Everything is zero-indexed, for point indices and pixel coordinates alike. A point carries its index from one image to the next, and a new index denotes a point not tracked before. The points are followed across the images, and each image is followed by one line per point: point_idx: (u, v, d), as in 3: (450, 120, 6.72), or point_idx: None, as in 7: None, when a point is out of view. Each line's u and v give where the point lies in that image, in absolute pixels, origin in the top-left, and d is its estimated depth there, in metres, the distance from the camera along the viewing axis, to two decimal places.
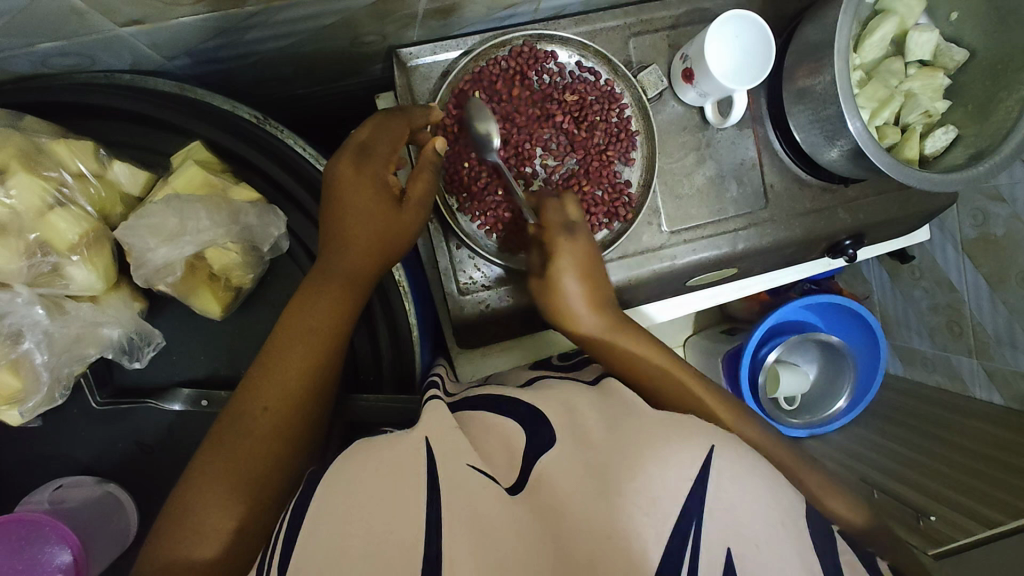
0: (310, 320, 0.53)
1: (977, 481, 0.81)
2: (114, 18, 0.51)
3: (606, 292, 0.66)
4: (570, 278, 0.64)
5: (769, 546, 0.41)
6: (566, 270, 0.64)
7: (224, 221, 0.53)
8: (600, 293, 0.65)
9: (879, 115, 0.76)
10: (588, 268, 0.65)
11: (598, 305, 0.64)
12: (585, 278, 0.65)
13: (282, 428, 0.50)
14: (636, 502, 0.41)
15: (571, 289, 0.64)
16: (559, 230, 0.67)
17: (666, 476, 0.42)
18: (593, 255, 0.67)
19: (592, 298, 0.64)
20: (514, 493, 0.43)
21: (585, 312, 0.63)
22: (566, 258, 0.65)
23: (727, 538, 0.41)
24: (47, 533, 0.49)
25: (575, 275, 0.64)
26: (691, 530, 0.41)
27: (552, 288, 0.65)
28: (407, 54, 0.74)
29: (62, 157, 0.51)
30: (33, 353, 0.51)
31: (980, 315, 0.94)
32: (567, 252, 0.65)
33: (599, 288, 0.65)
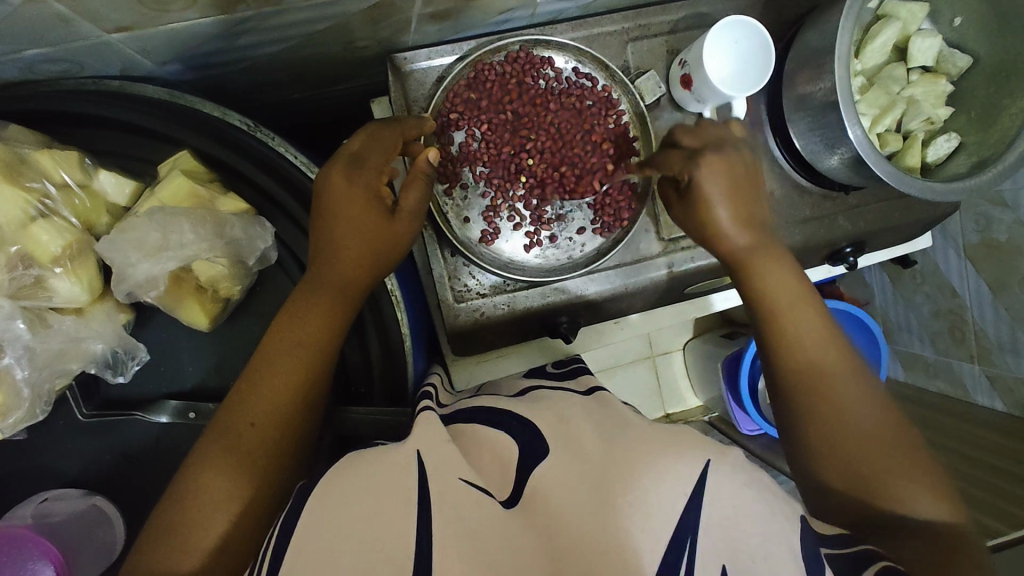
0: (299, 334, 0.53)
1: (979, 490, 0.80)
2: (100, 24, 0.50)
3: (755, 205, 0.63)
4: (719, 201, 0.62)
5: (764, 561, 0.40)
6: (713, 192, 0.61)
7: (210, 234, 0.53)
8: (745, 210, 0.62)
9: (880, 122, 0.75)
10: (735, 188, 0.62)
11: (746, 222, 0.62)
12: (734, 210, 0.62)
13: (269, 444, 0.50)
14: (632, 514, 0.40)
15: (717, 213, 0.62)
16: (689, 159, 0.63)
17: (662, 489, 0.42)
18: (736, 163, 0.63)
19: (741, 216, 0.62)
20: (508, 507, 0.42)
21: (732, 229, 0.62)
22: (714, 185, 0.61)
23: (722, 555, 0.40)
24: (30, 549, 0.49)
25: (725, 199, 0.62)
26: (687, 544, 0.40)
27: (693, 202, 0.63)
28: (402, 59, 0.73)
29: (46, 166, 0.50)
30: (13, 368, 0.50)
31: (983, 322, 0.93)
32: (708, 179, 0.61)
33: (745, 202, 0.63)
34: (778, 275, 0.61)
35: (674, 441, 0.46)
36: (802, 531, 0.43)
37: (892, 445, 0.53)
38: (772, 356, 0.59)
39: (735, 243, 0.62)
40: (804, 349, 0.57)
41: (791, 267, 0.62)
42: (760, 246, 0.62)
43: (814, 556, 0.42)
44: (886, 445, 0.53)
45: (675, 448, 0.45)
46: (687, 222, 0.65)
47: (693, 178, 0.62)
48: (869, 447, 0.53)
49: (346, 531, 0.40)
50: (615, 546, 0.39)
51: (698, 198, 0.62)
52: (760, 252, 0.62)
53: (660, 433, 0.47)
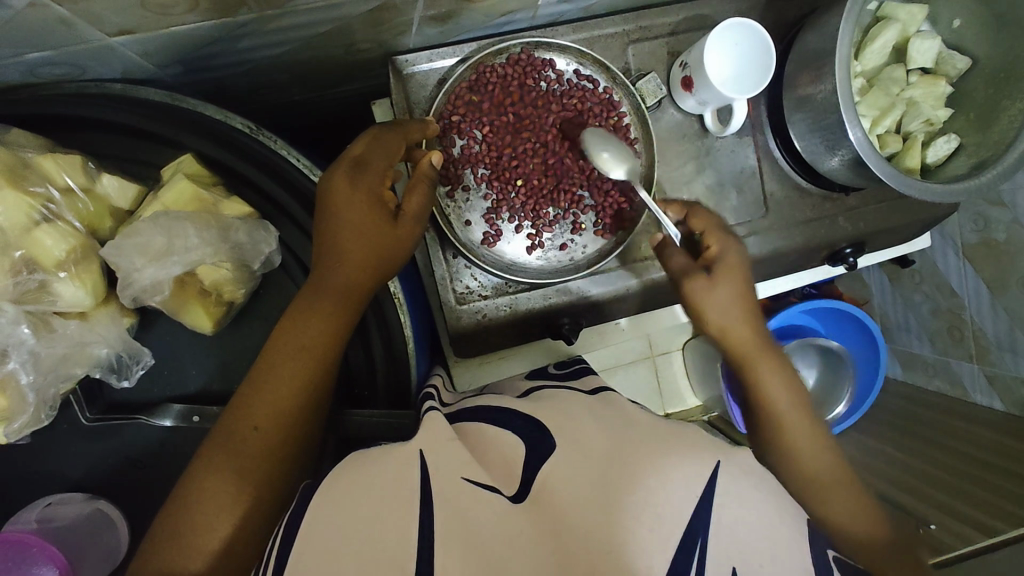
0: (303, 337, 0.53)
1: (979, 489, 0.80)
2: (103, 28, 0.50)
3: (755, 302, 0.66)
4: (727, 287, 0.64)
5: (773, 567, 0.40)
6: (725, 284, 0.64)
7: (214, 239, 0.53)
8: (750, 321, 0.65)
9: (880, 123, 0.76)
10: (746, 291, 0.66)
11: (748, 308, 0.65)
12: (740, 301, 0.65)
13: (273, 448, 0.50)
14: (639, 517, 0.40)
15: (724, 300, 0.64)
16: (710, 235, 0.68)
17: (669, 490, 0.42)
18: (748, 291, 0.66)
19: (744, 305, 0.65)
20: (517, 502, 0.42)
21: (737, 321, 0.64)
22: (731, 255, 0.66)
23: (732, 557, 0.40)
24: (35, 554, 0.49)
25: (733, 282, 0.65)
26: (696, 545, 0.40)
27: (700, 301, 0.65)
28: (403, 61, 0.73)
29: (49, 171, 0.50)
30: (18, 373, 0.50)
31: (981, 321, 0.93)
32: (726, 263, 0.66)
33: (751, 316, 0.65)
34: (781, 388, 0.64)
35: (679, 445, 0.46)
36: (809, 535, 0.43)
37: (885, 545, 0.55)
38: (776, 445, 0.63)
39: (739, 336, 0.65)
40: (802, 456, 0.61)
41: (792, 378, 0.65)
42: (760, 351, 0.65)
43: (825, 564, 0.42)
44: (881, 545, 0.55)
45: (681, 452, 0.45)
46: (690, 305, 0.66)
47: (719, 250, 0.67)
48: (859, 531, 0.56)
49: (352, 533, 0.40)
50: (620, 547, 0.39)
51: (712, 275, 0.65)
52: (759, 359, 0.65)
53: (664, 436, 0.47)
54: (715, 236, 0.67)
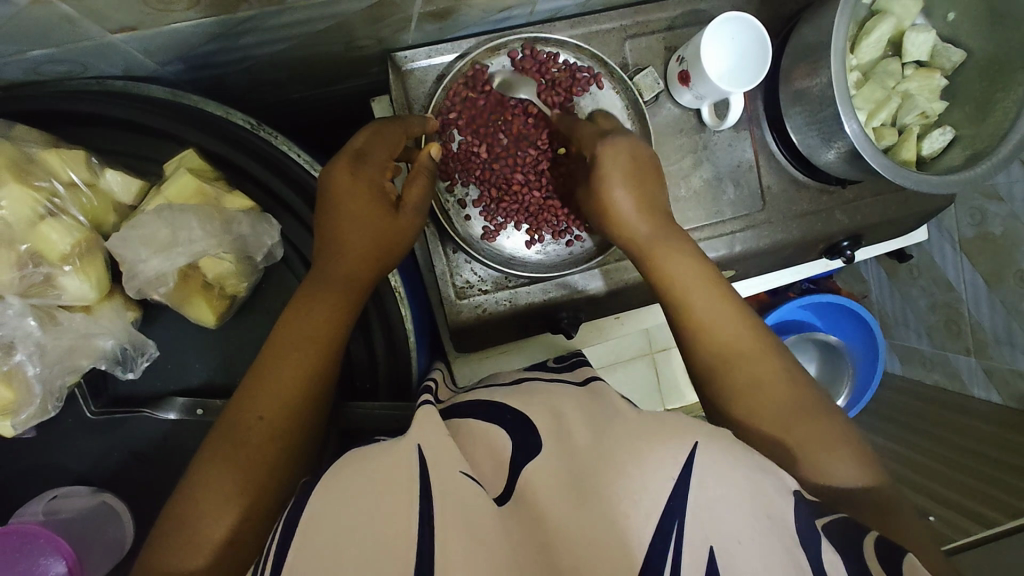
0: (305, 327, 0.53)
1: (977, 481, 0.81)
2: (105, 25, 0.51)
3: (654, 191, 0.65)
4: (618, 184, 0.63)
5: (751, 543, 0.39)
6: (613, 178, 0.63)
7: (216, 230, 0.54)
8: (648, 204, 0.64)
9: (876, 116, 0.76)
10: (637, 178, 0.64)
11: (647, 210, 0.63)
12: (636, 199, 0.63)
13: (277, 438, 0.50)
14: (618, 504, 0.41)
15: (616, 195, 0.63)
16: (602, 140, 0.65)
17: (646, 475, 0.42)
18: (645, 161, 0.65)
19: (642, 200, 0.64)
20: (501, 503, 0.43)
21: (633, 217, 0.63)
22: (615, 165, 0.63)
23: (709, 536, 0.39)
24: (41, 545, 0.49)
25: (624, 180, 0.63)
26: (674, 529, 0.40)
27: (598, 191, 0.65)
28: (402, 58, 0.74)
29: (53, 166, 0.51)
30: (26, 365, 0.51)
31: (979, 314, 0.94)
32: (611, 164, 0.63)
33: (649, 202, 0.64)
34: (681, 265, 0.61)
35: (662, 423, 0.46)
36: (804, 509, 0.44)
37: (800, 415, 0.53)
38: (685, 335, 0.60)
39: (634, 230, 0.63)
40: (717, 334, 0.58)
41: (694, 257, 0.62)
42: (660, 236, 0.63)
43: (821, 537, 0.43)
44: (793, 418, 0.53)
45: (670, 430, 0.45)
46: (592, 203, 0.67)
47: (601, 154, 0.64)
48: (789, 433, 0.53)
49: (351, 517, 0.40)
50: (614, 535, 0.39)
51: (599, 180, 0.64)
52: (659, 241, 0.62)
53: (665, 415, 0.48)
54: (598, 140, 0.65)
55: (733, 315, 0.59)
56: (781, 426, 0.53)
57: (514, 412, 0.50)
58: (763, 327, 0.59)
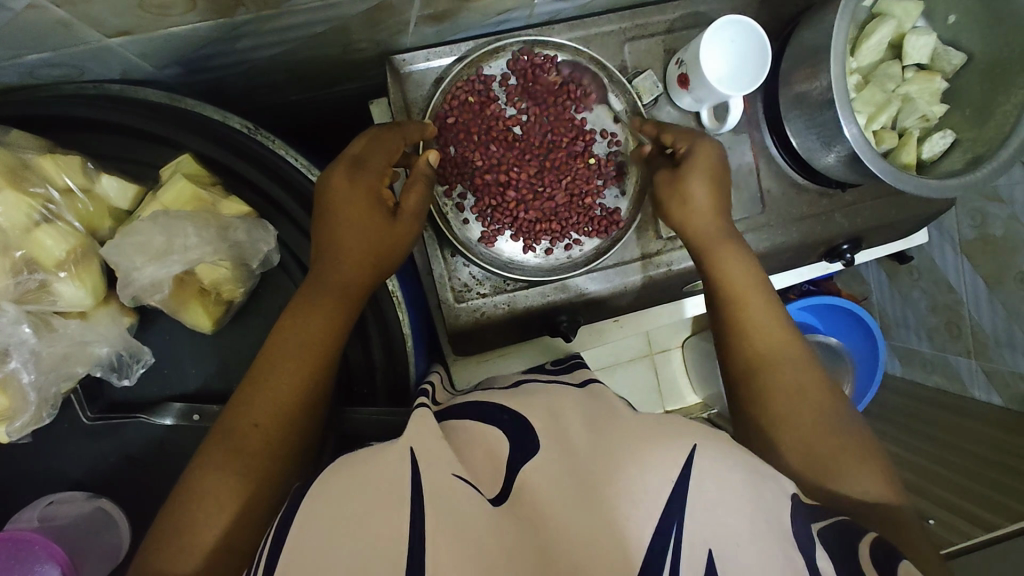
0: (302, 335, 0.53)
1: (976, 484, 0.81)
2: (101, 29, 0.51)
3: (726, 198, 0.69)
4: (697, 179, 0.67)
5: (748, 546, 0.39)
6: (694, 173, 0.68)
7: (213, 237, 0.53)
8: (720, 206, 0.68)
9: (876, 119, 0.75)
10: (716, 176, 0.68)
11: (719, 210, 0.68)
12: (711, 196, 0.68)
13: (272, 444, 0.50)
14: (624, 508, 0.40)
15: (694, 190, 0.67)
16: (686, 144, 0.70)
17: (647, 478, 0.41)
18: (722, 167, 0.69)
19: (715, 202, 0.68)
20: (496, 503, 0.42)
21: (706, 213, 0.67)
22: (699, 163, 0.68)
23: (706, 539, 0.39)
24: (37, 552, 0.49)
25: (703, 177, 0.67)
26: (672, 530, 0.40)
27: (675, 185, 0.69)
28: (401, 60, 0.73)
29: (49, 172, 0.51)
30: (20, 372, 0.51)
31: (979, 316, 0.94)
32: (696, 160, 0.68)
33: (720, 200, 0.68)
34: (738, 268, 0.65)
35: (662, 426, 0.46)
36: (799, 514, 0.44)
37: (829, 431, 0.55)
38: (727, 338, 0.63)
39: (704, 226, 0.67)
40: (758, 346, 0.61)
41: (754, 265, 0.66)
42: (727, 240, 0.67)
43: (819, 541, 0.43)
44: (826, 432, 0.55)
45: (663, 434, 0.45)
46: (665, 198, 0.70)
47: (687, 150, 0.69)
48: (821, 445, 0.54)
49: (342, 520, 0.40)
50: (609, 536, 0.39)
51: (680, 174, 0.68)
52: (725, 246, 0.66)
53: (663, 418, 0.48)
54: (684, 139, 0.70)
55: (787, 338, 0.61)
56: (804, 441, 0.55)
57: (511, 418, 0.50)
58: (806, 347, 0.62)
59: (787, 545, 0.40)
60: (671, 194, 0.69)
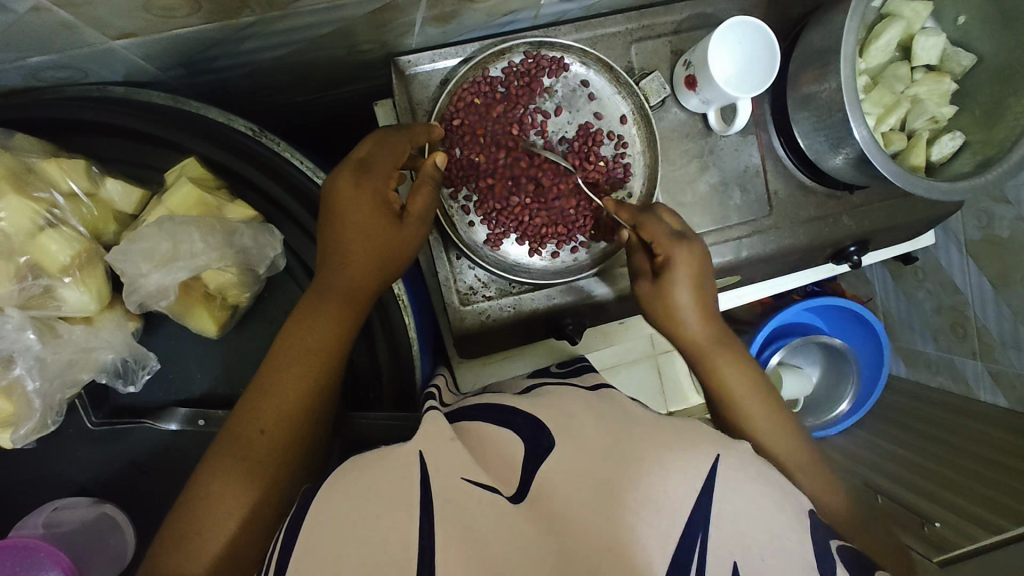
0: (309, 340, 0.53)
1: (981, 486, 0.80)
2: (105, 31, 0.50)
3: (712, 299, 0.67)
4: (684, 287, 0.65)
5: (773, 559, 0.39)
6: (680, 281, 0.65)
7: (219, 242, 0.53)
8: (707, 308, 0.66)
9: (885, 121, 0.75)
10: (701, 280, 0.66)
11: (707, 316, 0.66)
12: (698, 304, 0.65)
13: (280, 451, 0.50)
14: (638, 511, 0.40)
15: (682, 299, 0.65)
16: (672, 239, 0.66)
17: (668, 485, 0.41)
18: (706, 265, 0.67)
19: (703, 306, 0.66)
20: (516, 503, 0.42)
21: (695, 320, 0.65)
22: (682, 268, 0.65)
23: (732, 550, 0.39)
24: (42, 559, 0.49)
25: (689, 284, 0.65)
26: (697, 540, 0.39)
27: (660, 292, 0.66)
28: (406, 62, 0.73)
29: (53, 176, 0.51)
30: (25, 379, 0.51)
31: (986, 318, 0.93)
32: (680, 263, 0.65)
33: (707, 302, 0.66)
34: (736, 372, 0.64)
35: (678, 433, 0.46)
36: (807, 522, 0.44)
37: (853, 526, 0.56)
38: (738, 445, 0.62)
39: (696, 333, 0.65)
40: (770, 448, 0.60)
41: (748, 364, 0.65)
42: (720, 341, 0.65)
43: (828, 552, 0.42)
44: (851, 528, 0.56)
45: (680, 441, 0.45)
46: (651, 309, 0.67)
47: (669, 257, 0.66)
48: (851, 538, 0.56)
49: (353, 522, 0.40)
50: (623, 542, 0.39)
51: (664, 282, 0.66)
52: (721, 348, 0.65)
53: (673, 425, 0.47)
54: (664, 242, 0.66)
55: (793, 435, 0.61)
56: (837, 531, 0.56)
57: (519, 424, 0.49)
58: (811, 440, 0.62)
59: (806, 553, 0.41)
60: (660, 301, 0.66)
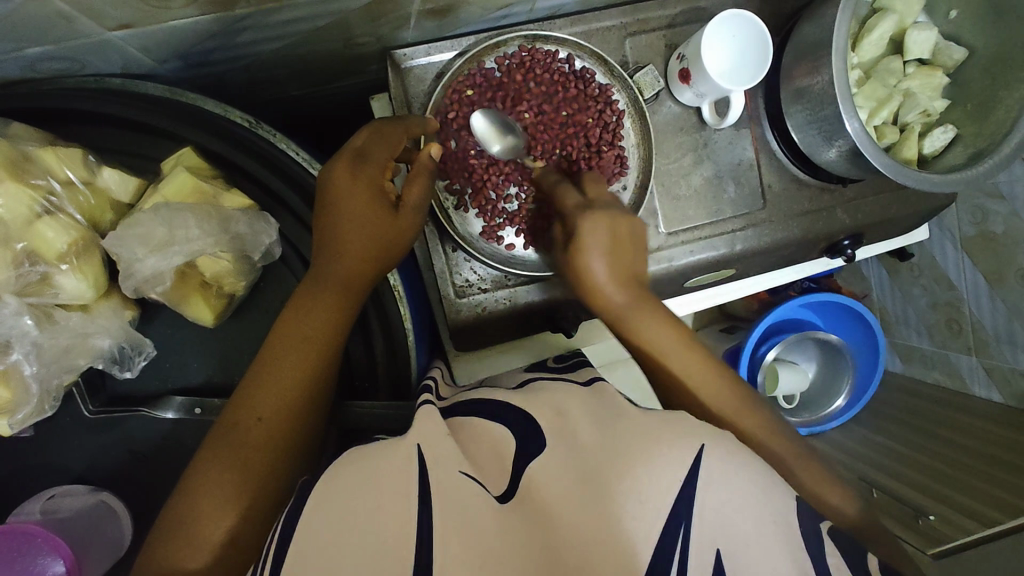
0: (304, 329, 0.53)
1: (975, 480, 0.81)
2: (102, 22, 0.51)
3: (631, 262, 0.61)
4: (597, 258, 0.59)
5: (758, 546, 0.41)
6: (590, 250, 0.59)
7: (214, 229, 0.53)
8: (626, 265, 0.60)
9: (877, 115, 0.76)
10: (611, 243, 0.60)
11: (625, 279, 0.59)
12: (618, 272, 0.59)
13: (276, 438, 0.50)
14: (625, 505, 0.41)
15: (597, 270, 0.59)
16: (579, 212, 0.63)
17: (656, 481, 0.41)
18: (623, 223, 0.62)
19: (621, 271, 0.60)
20: (503, 501, 0.42)
21: (611, 286, 0.59)
22: (595, 237, 0.60)
23: (715, 539, 0.40)
24: (40, 544, 0.49)
25: (603, 253, 0.59)
26: (681, 533, 0.40)
27: (574, 263, 0.61)
28: (401, 55, 0.73)
29: (50, 164, 0.51)
30: (22, 364, 0.51)
31: (980, 313, 0.94)
32: (588, 234, 0.59)
33: (623, 260, 0.60)
34: (664, 332, 0.59)
35: (674, 422, 0.46)
36: (808, 517, 0.44)
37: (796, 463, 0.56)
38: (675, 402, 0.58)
39: (616, 300, 0.59)
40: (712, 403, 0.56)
41: (669, 317, 0.60)
42: (640, 301, 0.59)
43: (822, 542, 0.43)
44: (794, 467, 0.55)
45: (675, 431, 0.45)
46: (570, 278, 0.62)
47: (579, 228, 0.60)
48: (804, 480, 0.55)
49: (350, 516, 0.40)
50: (611, 535, 0.40)
51: (576, 257, 0.60)
52: (643, 306, 0.59)
53: (665, 414, 0.47)
54: (576, 213, 0.62)
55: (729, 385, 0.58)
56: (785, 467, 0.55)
57: (514, 413, 0.49)
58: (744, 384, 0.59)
59: (796, 547, 0.41)
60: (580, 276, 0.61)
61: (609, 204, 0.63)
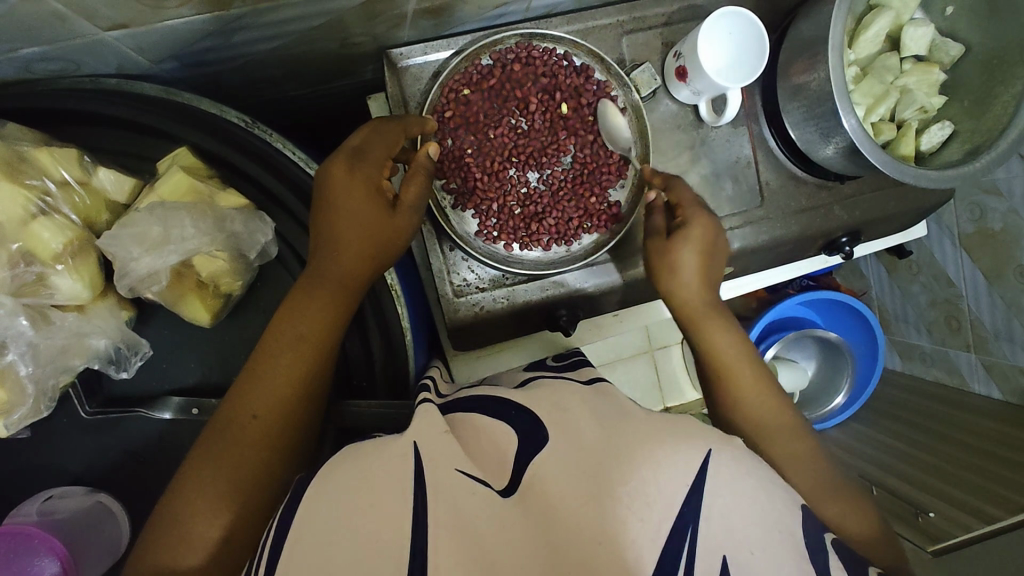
0: (300, 327, 0.53)
1: (973, 476, 0.81)
2: (97, 22, 0.51)
3: (716, 271, 0.68)
4: (689, 250, 0.66)
5: (765, 553, 0.40)
6: (688, 242, 0.66)
7: (210, 228, 0.53)
8: (711, 273, 0.67)
9: (874, 111, 0.76)
10: (709, 246, 0.66)
11: (706, 281, 0.66)
12: (700, 268, 0.66)
13: (271, 436, 0.50)
14: (629, 504, 0.40)
15: (684, 260, 0.66)
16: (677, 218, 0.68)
17: (662, 481, 0.41)
18: (720, 232, 0.67)
19: (704, 272, 0.66)
20: (506, 495, 0.42)
21: (695, 283, 0.66)
22: (696, 229, 0.66)
23: (721, 544, 0.40)
24: (35, 545, 0.50)
25: (695, 249, 0.66)
26: (687, 534, 0.40)
27: (665, 250, 0.67)
28: (398, 54, 0.73)
29: (45, 164, 0.51)
30: (17, 365, 0.51)
31: (979, 311, 0.94)
32: (693, 229, 0.66)
33: (711, 266, 0.67)
34: (726, 338, 0.65)
35: (673, 427, 0.46)
36: (803, 519, 0.43)
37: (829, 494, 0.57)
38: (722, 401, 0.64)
39: (691, 298, 0.66)
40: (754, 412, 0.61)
41: (736, 330, 0.66)
42: (714, 310, 0.66)
43: (817, 543, 0.42)
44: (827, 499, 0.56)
45: (675, 436, 0.45)
46: (654, 263, 0.68)
47: (685, 220, 0.67)
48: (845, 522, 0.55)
49: (344, 517, 0.40)
50: (615, 535, 0.39)
51: (671, 245, 0.66)
52: (713, 314, 0.66)
53: (663, 417, 0.47)
54: (688, 207, 0.68)
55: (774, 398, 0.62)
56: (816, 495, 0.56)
57: (511, 413, 0.49)
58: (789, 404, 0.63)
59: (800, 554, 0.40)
60: (663, 266, 0.67)
61: (714, 216, 0.68)
